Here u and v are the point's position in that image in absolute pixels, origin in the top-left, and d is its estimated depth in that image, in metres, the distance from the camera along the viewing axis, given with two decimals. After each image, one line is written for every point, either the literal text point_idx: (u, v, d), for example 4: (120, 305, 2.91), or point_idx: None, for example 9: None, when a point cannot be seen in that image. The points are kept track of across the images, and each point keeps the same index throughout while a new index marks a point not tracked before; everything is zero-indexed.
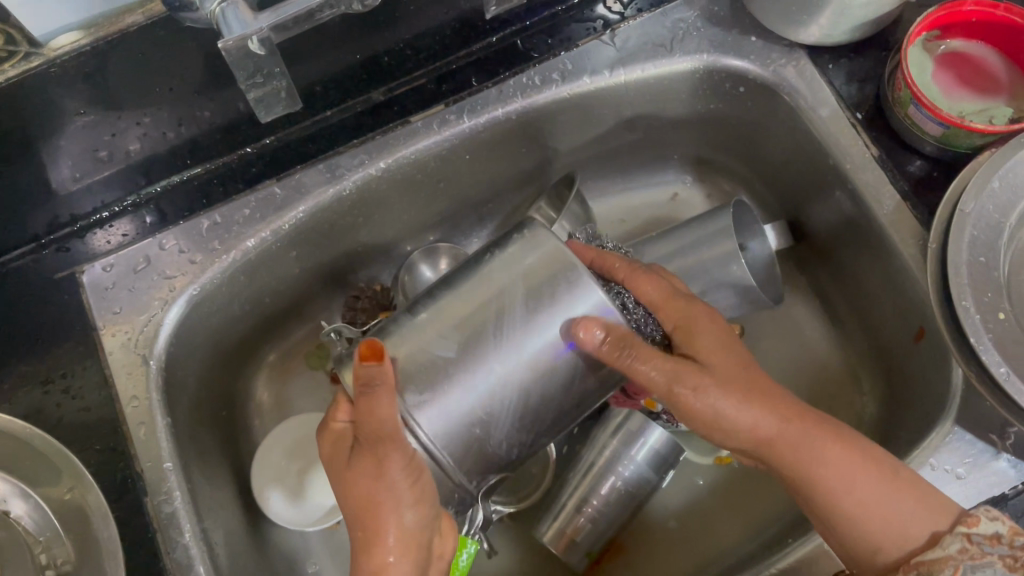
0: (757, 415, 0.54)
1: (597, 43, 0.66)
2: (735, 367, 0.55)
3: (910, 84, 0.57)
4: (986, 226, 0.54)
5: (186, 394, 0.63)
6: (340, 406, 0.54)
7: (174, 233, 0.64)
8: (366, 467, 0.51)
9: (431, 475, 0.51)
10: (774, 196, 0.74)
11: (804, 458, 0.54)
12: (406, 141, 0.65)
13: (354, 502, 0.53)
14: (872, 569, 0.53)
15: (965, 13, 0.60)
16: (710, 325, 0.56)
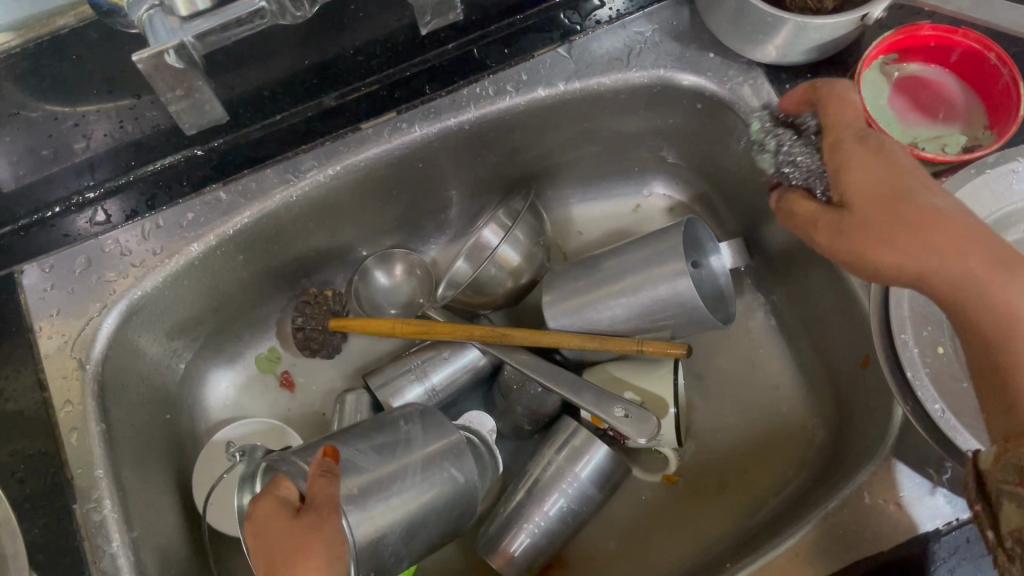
0: (907, 234, 0.43)
1: (554, 55, 0.65)
2: (893, 206, 0.44)
3: (863, 110, 0.56)
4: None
5: (125, 398, 0.62)
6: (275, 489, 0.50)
7: (116, 235, 0.63)
8: (313, 542, 0.47)
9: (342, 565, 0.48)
10: (731, 212, 0.73)
11: (970, 298, 0.43)
12: (357, 148, 0.64)
13: None
14: (1015, 429, 0.42)
15: (923, 37, 0.60)
16: (869, 157, 0.46)
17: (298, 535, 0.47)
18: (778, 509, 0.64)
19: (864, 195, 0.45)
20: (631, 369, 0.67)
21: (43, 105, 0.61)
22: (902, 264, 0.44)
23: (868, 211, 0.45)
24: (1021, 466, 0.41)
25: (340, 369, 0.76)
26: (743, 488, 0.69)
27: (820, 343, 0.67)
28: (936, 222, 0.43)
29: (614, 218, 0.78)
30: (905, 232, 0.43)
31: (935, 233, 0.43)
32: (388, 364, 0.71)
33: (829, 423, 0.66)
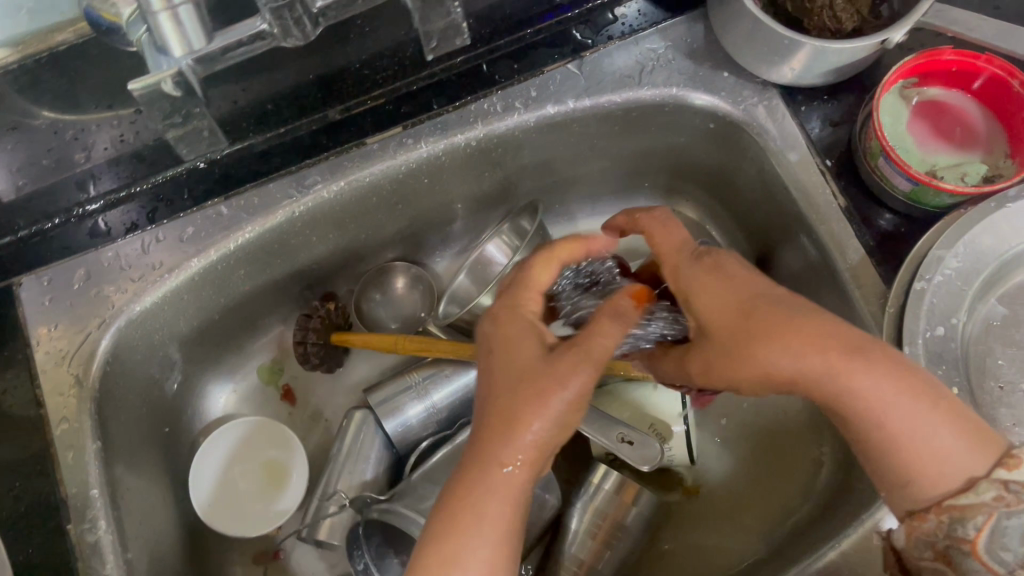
0: (772, 346, 0.45)
1: (564, 71, 0.64)
2: (743, 332, 0.46)
3: (880, 137, 0.55)
4: (947, 296, 0.52)
5: (122, 413, 0.62)
6: (532, 285, 0.51)
7: (116, 248, 0.61)
8: (555, 377, 0.44)
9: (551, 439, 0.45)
10: (742, 233, 0.71)
11: (835, 390, 0.46)
12: (362, 164, 0.63)
13: (507, 376, 0.46)
14: (917, 501, 0.47)
15: (945, 61, 0.58)
16: (709, 274, 0.49)
17: (548, 365, 0.45)
18: (776, 545, 0.61)
19: (721, 316, 0.47)
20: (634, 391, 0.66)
21: (48, 112, 0.62)
22: (775, 363, 0.46)
23: (727, 345, 0.47)
24: (931, 542, 0.46)
25: (340, 383, 0.75)
26: (760, 504, 0.66)
27: None
28: (821, 316, 0.46)
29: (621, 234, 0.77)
30: (763, 345, 0.45)
31: (786, 341, 0.45)
32: (387, 380, 0.70)
33: (832, 450, 0.62)
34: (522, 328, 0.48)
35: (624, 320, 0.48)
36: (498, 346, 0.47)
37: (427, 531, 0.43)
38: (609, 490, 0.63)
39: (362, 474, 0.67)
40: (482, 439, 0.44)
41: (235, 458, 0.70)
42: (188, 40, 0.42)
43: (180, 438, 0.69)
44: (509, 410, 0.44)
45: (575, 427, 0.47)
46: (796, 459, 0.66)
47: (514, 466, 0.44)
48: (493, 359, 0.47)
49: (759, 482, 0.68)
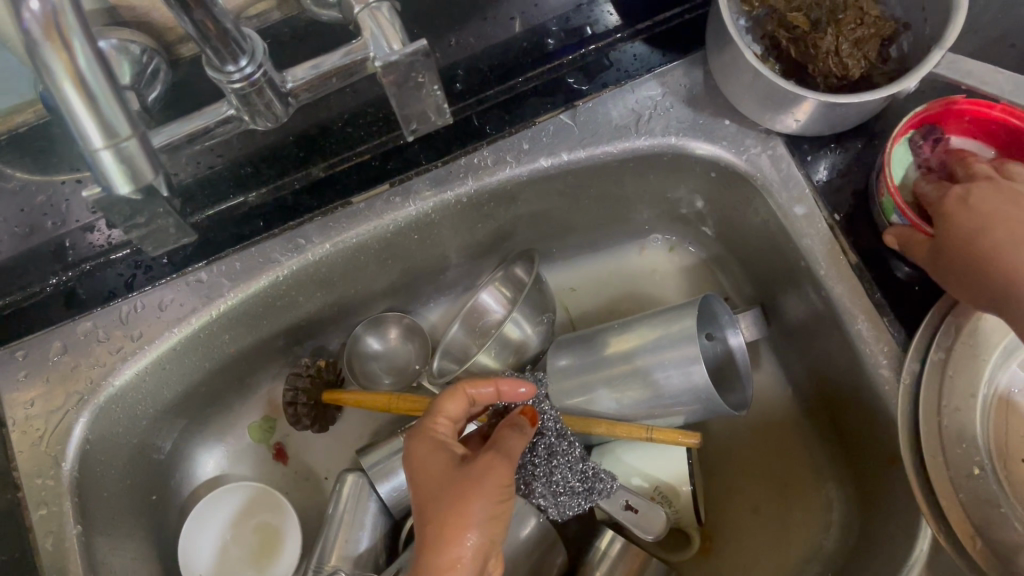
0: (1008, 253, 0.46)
1: (557, 122, 0.61)
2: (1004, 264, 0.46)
3: (891, 194, 0.52)
4: (962, 366, 0.50)
5: (103, 490, 0.59)
6: (437, 414, 0.55)
7: (93, 319, 0.59)
8: (475, 483, 0.50)
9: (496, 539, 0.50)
10: (747, 279, 0.68)
11: None
12: (348, 224, 0.60)
13: (439, 496, 0.50)
14: None
15: (958, 108, 0.54)
16: (992, 194, 0.48)
17: (462, 477, 0.50)
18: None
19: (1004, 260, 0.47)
20: (638, 452, 0.63)
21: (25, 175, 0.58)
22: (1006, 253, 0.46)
23: (963, 250, 0.48)
24: None
25: (334, 440, 0.72)
26: (777, 559, 0.63)
27: (837, 422, 0.62)
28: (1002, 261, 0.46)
29: (621, 279, 0.74)
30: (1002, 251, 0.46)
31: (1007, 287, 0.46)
32: (382, 443, 0.68)
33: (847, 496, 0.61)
34: (430, 448, 0.53)
35: (524, 432, 0.54)
36: (415, 472, 0.52)
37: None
38: (613, 558, 0.60)
39: (357, 543, 0.64)
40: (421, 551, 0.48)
41: (227, 522, 0.68)
42: (136, 175, 0.36)
43: (168, 504, 0.67)
44: (436, 526, 0.48)
45: (507, 519, 0.51)
46: (808, 512, 0.63)
47: (458, 566, 0.48)
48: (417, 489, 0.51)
49: (774, 536, 0.64)
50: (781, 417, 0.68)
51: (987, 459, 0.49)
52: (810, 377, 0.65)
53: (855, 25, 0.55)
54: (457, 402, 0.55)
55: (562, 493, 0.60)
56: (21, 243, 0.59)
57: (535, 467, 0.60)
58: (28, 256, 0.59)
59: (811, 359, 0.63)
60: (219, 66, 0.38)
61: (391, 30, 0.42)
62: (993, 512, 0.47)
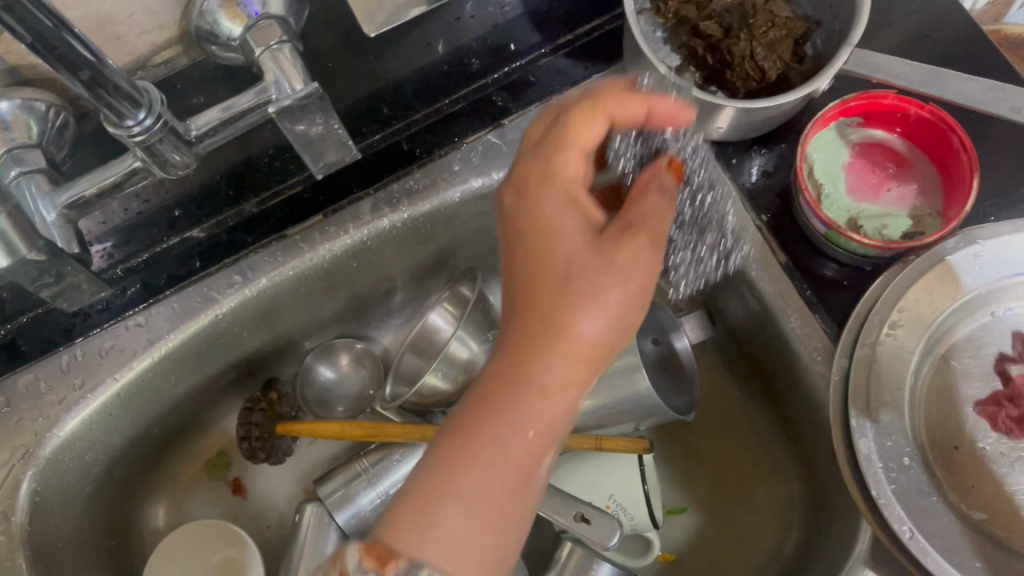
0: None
1: (485, 142, 0.62)
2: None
3: (799, 173, 0.54)
4: (890, 363, 0.50)
5: (58, 542, 0.59)
6: (571, 140, 0.46)
7: (34, 371, 0.59)
8: (610, 273, 0.42)
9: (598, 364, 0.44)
10: (690, 282, 0.69)
11: None
12: (283, 257, 0.60)
13: (548, 294, 0.43)
14: None
15: (887, 104, 0.56)
16: None
17: (603, 259, 0.43)
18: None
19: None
20: (592, 462, 0.64)
21: None
22: None
23: None
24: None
25: (294, 470, 0.72)
26: (738, 558, 0.63)
27: (786, 417, 0.62)
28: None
29: None
30: None
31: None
32: (338, 470, 0.68)
33: (801, 491, 0.62)
34: (565, 208, 0.44)
35: (671, 192, 0.45)
36: (534, 231, 0.44)
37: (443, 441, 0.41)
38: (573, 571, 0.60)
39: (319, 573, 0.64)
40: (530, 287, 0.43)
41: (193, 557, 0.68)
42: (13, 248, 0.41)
43: (128, 547, 0.67)
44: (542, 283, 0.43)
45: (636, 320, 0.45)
46: (765, 508, 0.64)
47: (567, 383, 0.42)
48: (530, 252, 0.44)
49: (731, 535, 0.65)
50: (731, 415, 0.68)
51: (921, 446, 0.50)
52: (756, 375, 0.65)
53: (767, 28, 0.56)
54: (595, 125, 0.47)
55: (700, 265, 0.55)
56: None
57: (678, 239, 0.54)
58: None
59: (756, 357, 0.64)
60: (119, 121, 0.39)
61: (294, 72, 0.44)
62: (928, 502, 0.48)
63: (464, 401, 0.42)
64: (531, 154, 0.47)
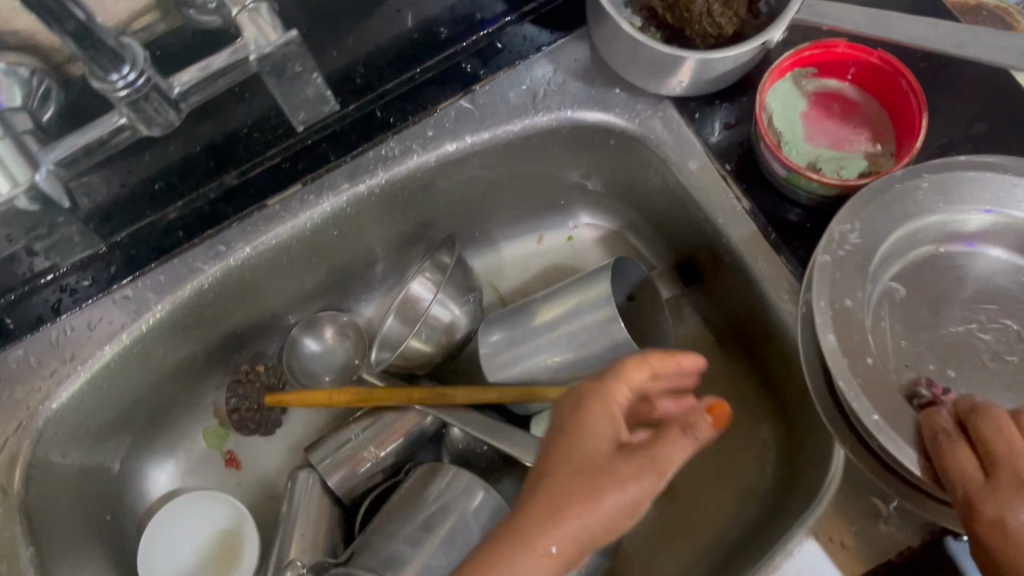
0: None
1: (458, 107, 0.63)
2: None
3: (758, 122, 0.57)
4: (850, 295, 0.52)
5: (53, 515, 0.60)
6: (603, 398, 0.47)
7: (23, 346, 0.60)
8: (614, 481, 0.43)
9: (610, 518, 0.43)
10: (660, 238, 0.71)
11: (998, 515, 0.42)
12: (265, 227, 0.62)
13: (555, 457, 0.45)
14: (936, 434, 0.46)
15: (839, 53, 0.58)
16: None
17: (569, 487, 0.43)
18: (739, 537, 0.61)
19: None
20: None
21: None
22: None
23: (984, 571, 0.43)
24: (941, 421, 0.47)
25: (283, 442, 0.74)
26: (717, 498, 0.66)
27: (756, 360, 0.65)
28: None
29: (541, 254, 0.77)
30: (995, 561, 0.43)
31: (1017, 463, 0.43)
32: (329, 436, 0.70)
33: (776, 432, 0.64)
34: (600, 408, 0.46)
35: (689, 439, 0.44)
36: (564, 439, 0.46)
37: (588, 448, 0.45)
38: None
39: (315, 534, 0.66)
40: (570, 455, 0.45)
41: (172, 552, 0.69)
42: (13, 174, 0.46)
43: (123, 521, 0.68)
44: (592, 390, 0.47)
45: (617, 528, 0.44)
46: (741, 452, 0.66)
47: (549, 549, 0.42)
48: (569, 429, 0.46)
49: (711, 479, 0.67)
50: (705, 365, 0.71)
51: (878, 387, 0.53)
52: (726, 327, 0.68)
53: None
54: (643, 370, 0.48)
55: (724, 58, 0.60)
56: None
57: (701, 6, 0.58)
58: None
59: (725, 310, 0.67)
60: (103, 76, 0.41)
61: (269, 28, 0.46)
62: None
63: (540, 496, 0.44)
64: (572, 400, 0.48)
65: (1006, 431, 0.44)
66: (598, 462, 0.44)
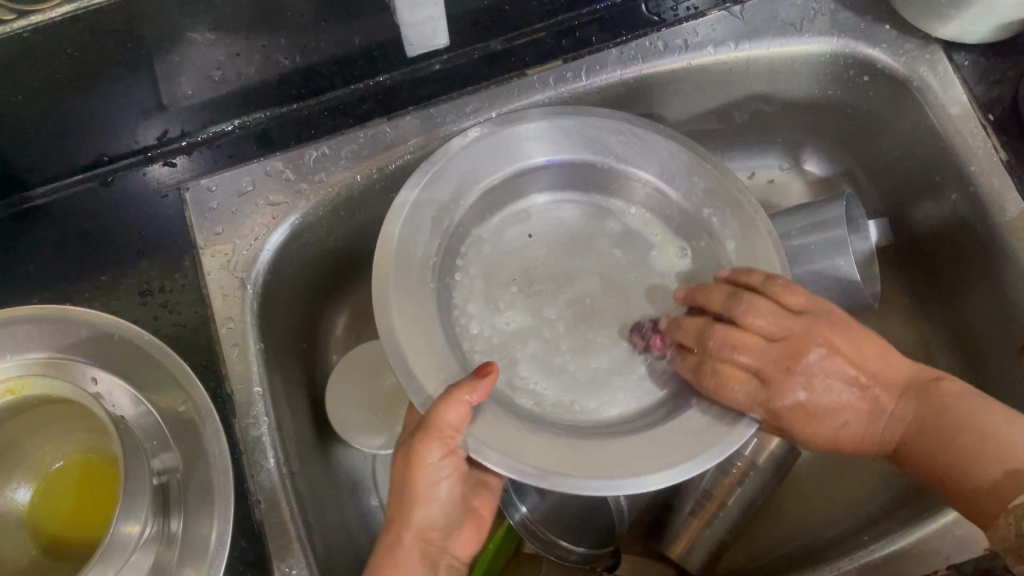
0: (1012, 434, 0.47)
1: (727, 14, 0.65)
2: (940, 392, 0.50)
3: None
4: (404, 252, 0.55)
5: (275, 324, 0.64)
6: (413, 466, 0.49)
7: (280, 159, 0.64)
8: (420, 493, 0.49)
9: (404, 486, 0.49)
10: (875, 191, 0.72)
11: (808, 393, 0.50)
12: (520, 94, 0.65)
13: (391, 509, 0.50)
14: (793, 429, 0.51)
15: None
16: (830, 369, 0.50)
17: (401, 483, 0.50)
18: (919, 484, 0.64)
19: (864, 396, 0.51)
20: None
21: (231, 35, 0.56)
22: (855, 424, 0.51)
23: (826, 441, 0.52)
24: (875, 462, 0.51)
25: None
26: None
27: (964, 322, 0.66)
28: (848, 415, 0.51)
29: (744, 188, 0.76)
30: (819, 425, 0.51)
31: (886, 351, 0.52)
32: None
33: None
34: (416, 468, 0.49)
35: (463, 397, 0.47)
36: (400, 470, 0.50)
37: (399, 469, 0.50)
38: None
39: None
40: (394, 497, 0.50)
41: (364, 387, 0.71)
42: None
43: (316, 356, 0.72)
44: (407, 482, 0.49)
45: (408, 497, 0.49)
46: None
47: None
48: (400, 497, 0.50)
49: None
50: (901, 322, 0.72)
51: None
52: (932, 291, 0.69)
53: None
54: (454, 413, 0.47)
55: None
56: (216, 87, 0.60)
57: None
58: (218, 98, 0.62)
59: (938, 267, 0.68)
60: None
61: None
62: None
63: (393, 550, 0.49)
64: (402, 462, 0.50)
65: (454, 401, 0.47)
66: (403, 480, 0.49)
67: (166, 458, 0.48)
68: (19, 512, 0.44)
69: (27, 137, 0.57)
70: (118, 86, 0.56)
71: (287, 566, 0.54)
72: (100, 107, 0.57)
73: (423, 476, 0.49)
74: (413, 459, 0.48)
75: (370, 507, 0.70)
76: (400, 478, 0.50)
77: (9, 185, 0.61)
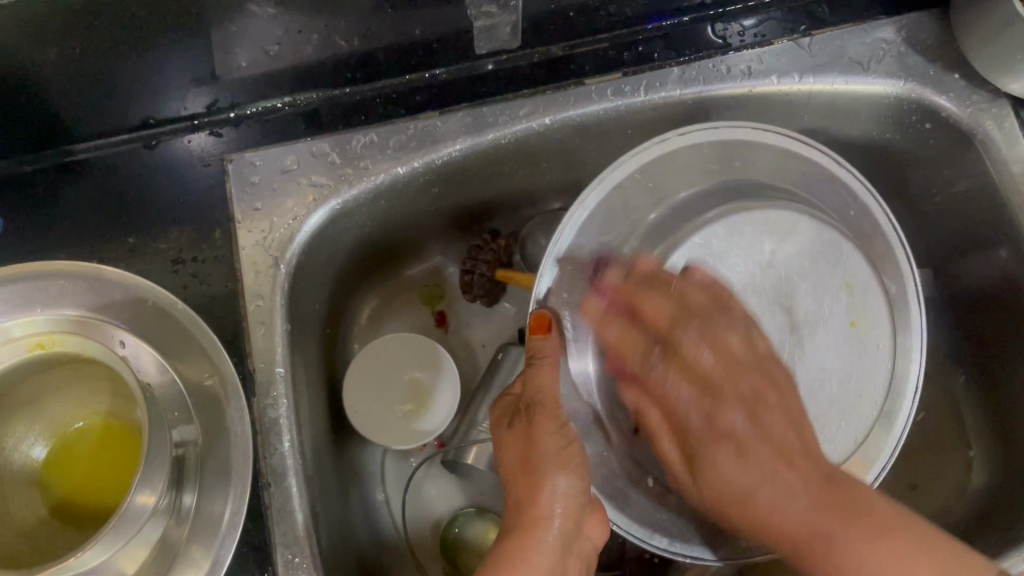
0: (851, 550, 0.48)
1: (795, 44, 0.64)
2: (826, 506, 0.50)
3: None
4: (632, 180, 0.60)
5: (303, 305, 0.63)
6: (531, 438, 0.56)
7: (327, 141, 0.63)
8: (516, 446, 0.57)
9: (577, 452, 0.56)
10: (919, 239, 0.71)
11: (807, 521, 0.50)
12: (576, 102, 0.64)
13: (515, 487, 0.57)
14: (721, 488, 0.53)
15: None
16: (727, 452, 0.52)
17: (522, 457, 0.57)
18: None
19: (721, 367, 0.54)
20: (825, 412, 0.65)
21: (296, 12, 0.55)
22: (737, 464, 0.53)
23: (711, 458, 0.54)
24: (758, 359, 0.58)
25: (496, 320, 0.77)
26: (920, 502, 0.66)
27: (998, 380, 0.65)
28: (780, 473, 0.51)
29: None
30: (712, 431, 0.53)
31: (779, 431, 0.53)
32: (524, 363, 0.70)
33: (989, 455, 0.65)
34: (512, 437, 0.58)
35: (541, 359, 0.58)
36: (506, 446, 0.58)
37: (512, 442, 0.58)
38: None
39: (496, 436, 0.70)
40: (514, 474, 0.57)
41: (382, 378, 0.70)
42: None
43: (338, 343, 0.71)
44: (527, 435, 0.57)
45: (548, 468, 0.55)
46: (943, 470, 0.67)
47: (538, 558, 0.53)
48: (523, 467, 0.56)
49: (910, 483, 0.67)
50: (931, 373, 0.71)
51: None
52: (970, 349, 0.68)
53: None
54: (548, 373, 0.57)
55: None
56: (271, 63, 0.60)
57: None
58: (272, 72, 0.61)
59: (977, 324, 0.67)
60: None
61: None
62: None
63: (512, 515, 0.56)
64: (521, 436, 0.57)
65: (546, 364, 0.57)
66: (529, 448, 0.56)
67: (185, 430, 0.48)
68: (32, 468, 0.44)
69: (75, 89, 0.56)
70: (174, 49, 0.55)
71: (290, 552, 0.54)
72: (153, 67, 0.56)
73: (543, 449, 0.56)
74: (528, 433, 0.57)
75: (375, 501, 0.69)
76: (579, 459, 0.56)
77: (51, 136, 0.60)
